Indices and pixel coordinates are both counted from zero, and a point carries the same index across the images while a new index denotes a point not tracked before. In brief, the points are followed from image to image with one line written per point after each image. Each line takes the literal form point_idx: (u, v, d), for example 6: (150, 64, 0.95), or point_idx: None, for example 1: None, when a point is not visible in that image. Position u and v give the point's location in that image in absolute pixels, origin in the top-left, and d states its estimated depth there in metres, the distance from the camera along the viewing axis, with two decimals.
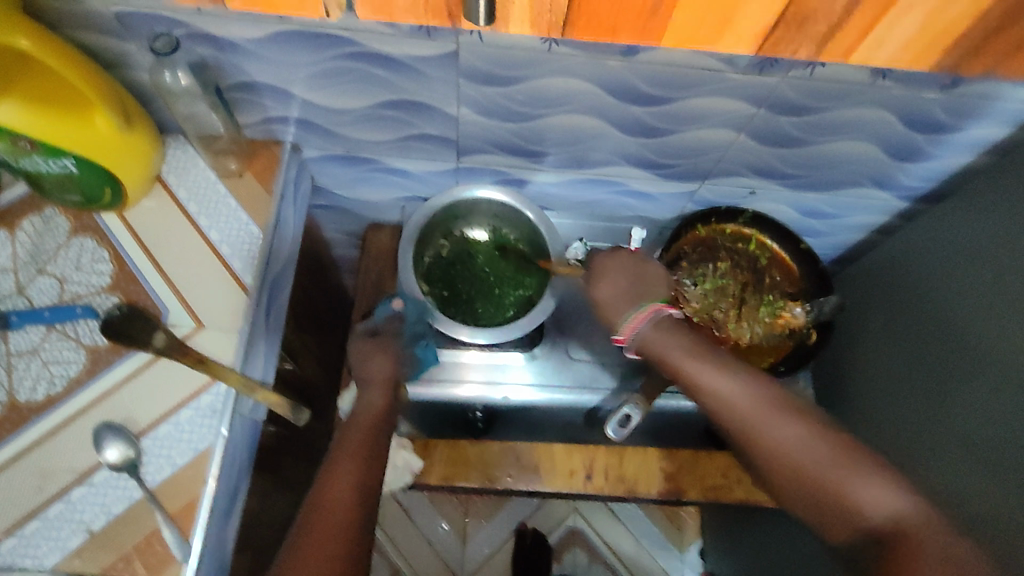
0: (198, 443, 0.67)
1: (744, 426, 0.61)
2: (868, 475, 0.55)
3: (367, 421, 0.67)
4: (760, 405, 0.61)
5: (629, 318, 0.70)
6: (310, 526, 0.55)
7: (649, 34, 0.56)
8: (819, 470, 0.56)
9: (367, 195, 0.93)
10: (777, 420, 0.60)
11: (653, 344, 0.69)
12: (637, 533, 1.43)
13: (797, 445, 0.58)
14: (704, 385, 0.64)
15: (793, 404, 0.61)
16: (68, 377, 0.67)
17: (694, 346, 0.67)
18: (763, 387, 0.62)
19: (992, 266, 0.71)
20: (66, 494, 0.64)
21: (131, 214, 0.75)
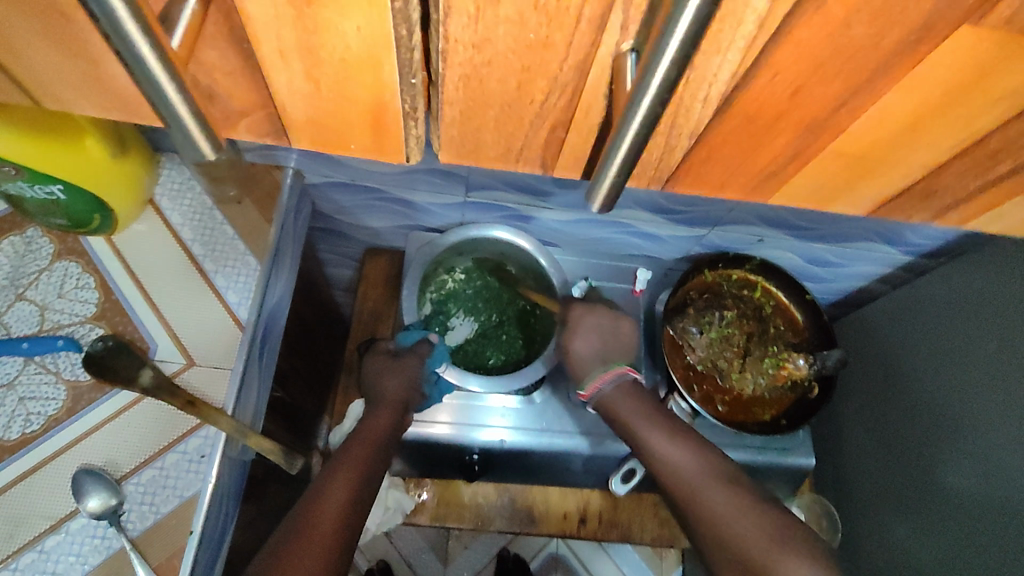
0: (184, 490, 0.63)
1: (686, 493, 0.62)
2: (791, 551, 0.55)
3: (370, 444, 0.66)
4: (705, 473, 0.62)
5: (595, 374, 0.71)
6: (290, 546, 0.53)
7: (762, 193, 0.49)
8: (746, 541, 0.57)
9: (366, 222, 0.89)
10: (717, 489, 0.61)
11: (616, 399, 0.70)
12: (619, 560, 1.42)
13: (727, 514, 0.59)
14: (653, 448, 0.66)
15: (733, 477, 0.62)
16: (46, 415, 0.64)
17: (649, 407, 0.69)
18: (707, 457, 0.64)
19: (1006, 335, 0.70)
20: (40, 542, 0.60)
21: (120, 238, 0.71)
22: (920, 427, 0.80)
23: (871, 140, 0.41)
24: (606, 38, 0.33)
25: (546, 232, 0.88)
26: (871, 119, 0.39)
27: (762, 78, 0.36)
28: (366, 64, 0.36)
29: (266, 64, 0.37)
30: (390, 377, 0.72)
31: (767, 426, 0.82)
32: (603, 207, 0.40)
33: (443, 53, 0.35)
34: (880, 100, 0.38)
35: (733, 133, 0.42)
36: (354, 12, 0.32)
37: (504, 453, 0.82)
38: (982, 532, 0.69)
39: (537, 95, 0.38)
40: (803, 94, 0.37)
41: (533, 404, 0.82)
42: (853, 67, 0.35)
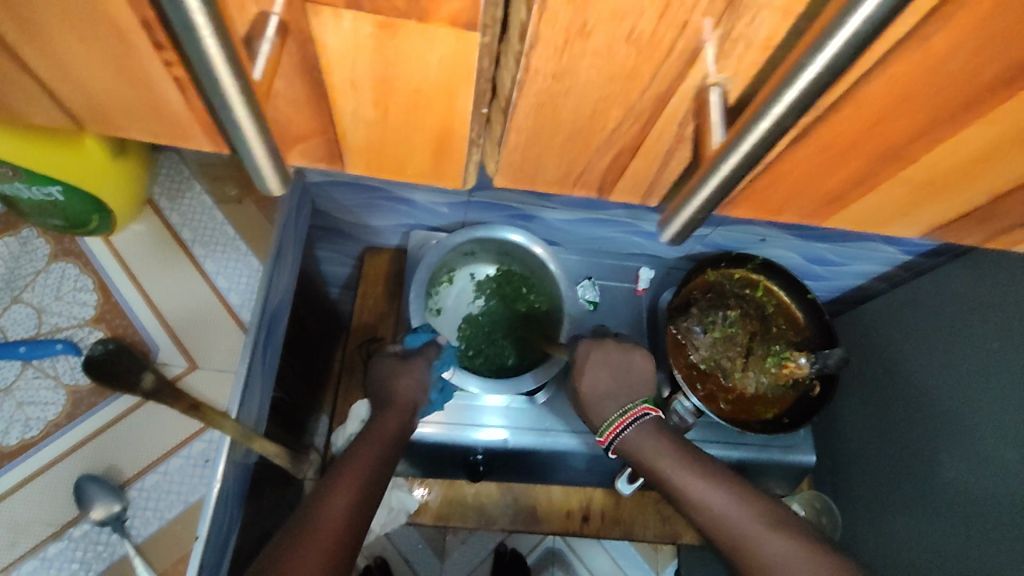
0: (188, 495, 0.62)
1: (740, 546, 0.57)
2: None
3: (377, 446, 0.65)
4: (754, 518, 0.57)
5: (613, 420, 0.67)
6: (297, 543, 0.53)
7: (827, 211, 0.49)
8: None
9: (367, 221, 0.87)
10: (768, 537, 0.56)
11: (644, 444, 0.65)
12: (615, 554, 1.42)
13: (788, 564, 0.54)
14: (694, 495, 0.60)
15: (784, 521, 0.57)
16: (45, 420, 0.63)
17: (677, 449, 0.64)
18: (754, 500, 0.59)
19: (1005, 337, 0.72)
20: (41, 550, 0.59)
21: (119, 239, 0.69)
22: (920, 424, 0.81)
23: (938, 170, 0.42)
24: (693, 71, 0.34)
25: (549, 231, 0.87)
26: (944, 151, 0.39)
27: (868, 87, 0.34)
28: (436, 95, 0.38)
29: (335, 92, 0.38)
30: (398, 379, 0.71)
31: (770, 424, 0.83)
32: (670, 240, 0.47)
33: (519, 83, 0.36)
34: (958, 136, 0.38)
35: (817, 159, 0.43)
36: (440, 45, 0.33)
37: (508, 452, 0.82)
38: (983, 529, 0.70)
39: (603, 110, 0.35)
40: (885, 128, 0.38)
41: (536, 404, 0.82)
42: (940, 89, 0.34)
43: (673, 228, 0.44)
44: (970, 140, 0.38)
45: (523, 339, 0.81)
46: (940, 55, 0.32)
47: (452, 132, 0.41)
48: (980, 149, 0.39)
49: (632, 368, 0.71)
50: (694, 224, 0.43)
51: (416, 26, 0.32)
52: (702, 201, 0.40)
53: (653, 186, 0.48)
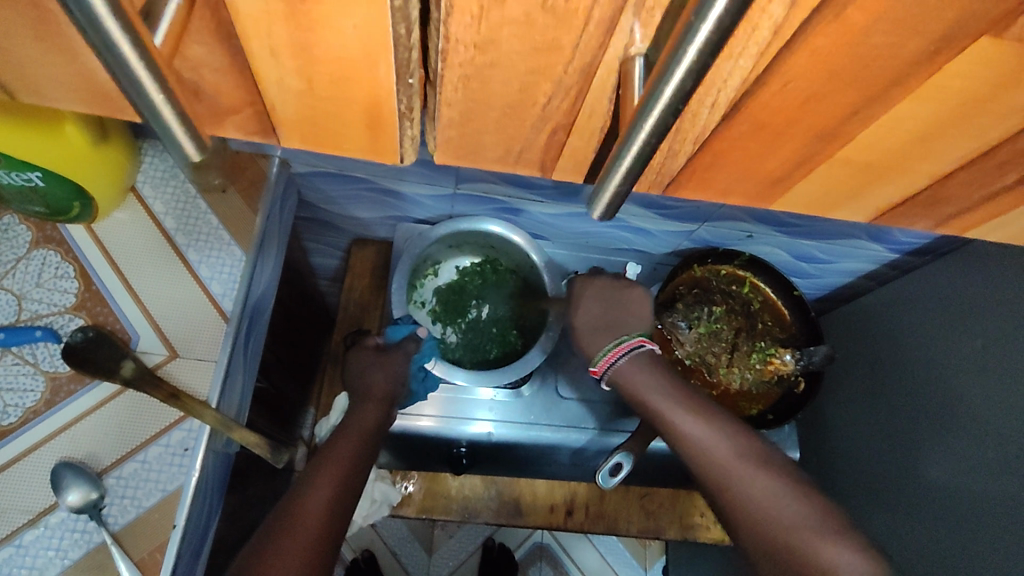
0: (166, 484, 0.62)
1: (717, 475, 0.57)
2: (837, 537, 0.51)
3: (357, 440, 0.64)
4: (737, 455, 0.58)
5: (609, 349, 0.67)
6: (275, 543, 0.52)
7: (768, 197, 0.44)
8: (785, 525, 0.53)
9: (354, 212, 0.87)
10: (747, 469, 0.57)
11: (635, 374, 0.65)
12: (603, 550, 1.42)
13: (763, 495, 0.55)
14: (678, 428, 0.61)
15: (767, 460, 0.58)
16: (24, 407, 0.63)
17: (668, 383, 0.64)
18: (740, 437, 0.59)
19: (987, 334, 0.72)
20: (17, 538, 0.59)
21: (101, 227, 0.69)
22: (904, 423, 0.81)
23: (880, 147, 0.37)
24: (614, 39, 0.29)
25: (536, 225, 0.87)
26: (883, 129, 0.35)
27: (790, 64, 0.30)
28: (361, 69, 0.32)
29: (254, 60, 0.32)
30: (377, 371, 0.72)
31: (754, 420, 0.83)
32: (603, 219, 0.35)
33: (442, 53, 0.31)
34: (895, 111, 0.33)
35: (741, 141, 0.37)
36: (354, 9, 0.28)
37: (491, 446, 0.82)
38: (963, 527, 0.70)
39: (541, 98, 0.34)
40: (815, 102, 0.33)
41: (521, 398, 0.81)
42: (860, 74, 0.30)
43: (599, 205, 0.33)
44: (908, 117, 0.34)
45: (500, 330, 0.82)
46: (860, 38, 0.28)
47: (384, 114, 0.37)
48: (912, 134, 0.35)
49: (626, 301, 0.72)
50: (621, 201, 0.33)
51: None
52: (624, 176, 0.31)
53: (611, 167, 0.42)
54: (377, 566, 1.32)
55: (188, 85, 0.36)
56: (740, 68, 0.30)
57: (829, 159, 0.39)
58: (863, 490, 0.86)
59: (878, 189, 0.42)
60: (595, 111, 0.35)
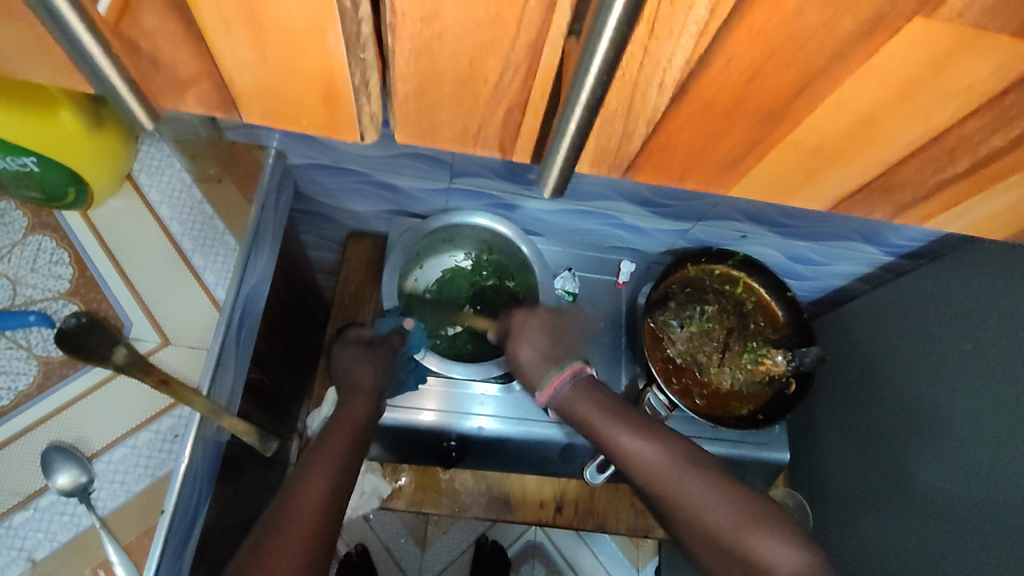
0: (156, 469, 0.62)
1: (659, 487, 0.56)
2: (770, 530, 0.52)
3: (349, 433, 0.65)
4: (675, 464, 0.56)
5: (553, 372, 0.65)
6: (271, 538, 0.53)
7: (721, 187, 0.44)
8: (727, 530, 0.52)
9: (350, 205, 0.87)
10: (686, 475, 0.56)
11: (574, 397, 0.63)
12: (596, 549, 1.42)
13: (703, 503, 0.54)
14: (624, 446, 0.59)
15: (703, 465, 0.57)
16: (16, 390, 0.63)
17: (604, 400, 0.62)
18: (673, 442, 0.58)
19: (976, 334, 0.72)
20: (7, 519, 0.60)
21: (96, 215, 0.70)
22: (894, 423, 0.81)
23: (826, 134, 0.38)
24: (557, 17, 0.30)
25: (530, 221, 0.88)
26: (830, 108, 0.35)
27: (731, 47, 0.31)
28: (313, 39, 0.33)
29: (206, 29, 0.33)
30: (366, 365, 0.72)
31: (744, 420, 0.83)
32: (552, 193, 0.45)
33: (391, 27, 0.32)
34: (839, 92, 0.34)
35: (689, 123, 0.37)
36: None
37: (481, 441, 0.83)
38: (950, 523, 0.70)
39: (509, 89, 0.36)
40: (758, 82, 0.34)
41: (513, 393, 0.82)
42: (800, 53, 0.32)
43: (548, 179, 0.41)
44: (851, 97, 0.34)
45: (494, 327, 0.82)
46: (797, 15, 0.30)
47: (341, 90, 0.37)
48: (861, 113, 0.36)
49: (562, 332, 0.71)
50: (566, 174, 0.41)
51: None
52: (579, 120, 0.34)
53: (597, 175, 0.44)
54: (370, 560, 1.32)
55: (167, 70, 0.37)
56: (682, 49, 0.31)
57: (778, 144, 0.39)
58: (853, 490, 0.87)
59: (818, 180, 0.43)
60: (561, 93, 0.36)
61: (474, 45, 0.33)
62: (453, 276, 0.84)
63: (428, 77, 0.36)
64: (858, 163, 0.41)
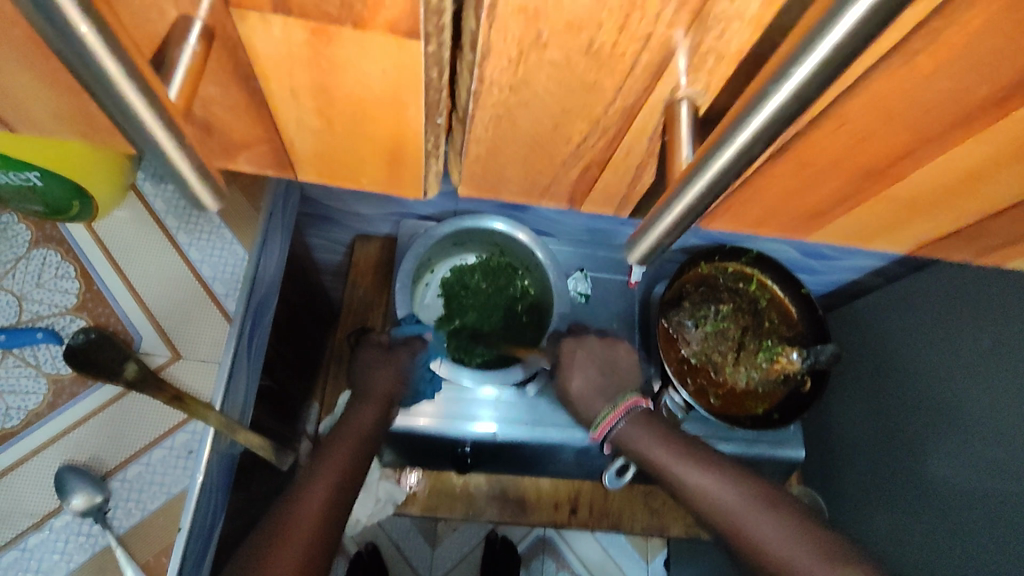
0: (172, 486, 0.61)
1: (728, 522, 0.60)
2: (851, 572, 0.54)
3: (355, 442, 0.63)
4: (744, 500, 0.60)
5: (603, 416, 0.70)
6: (270, 544, 0.53)
7: (804, 228, 0.46)
8: (799, 569, 0.55)
9: (357, 208, 0.85)
10: (754, 513, 0.59)
11: (633, 434, 0.68)
12: (605, 543, 1.42)
13: (772, 539, 0.57)
14: (688, 483, 0.63)
15: (776, 502, 0.60)
16: (26, 409, 0.62)
17: (667, 436, 0.66)
18: (740, 480, 0.62)
19: (991, 336, 0.72)
20: (22, 541, 0.59)
21: (101, 225, 0.68)
22: (908, 422, 0.81)
23: (927, 187, 0.37)
24: (661, 84, 0.30)
25: (540, 222, 0.86)
26: (934, 172, 0.35)
27: (850, 108, 0.31)
28: (375, 90, 0.32)
29: (274, 103, 0.34)
30: (380, 370, 0.71)
31: (759, 420, 0.82)
32: (639, 258, 0.39)
33: (475, 94, 0.32)
34: (952, 152, 0.33)
35: (785, 174, 0.38)
36: (377, 54, 0.28)
37: (496, 445, 0.82)
38: (964, 525, 0.70)
39: (574, 135, 0.35)
40: (866, 144, 0.34)
41: (526, 396, 0.81)
42: (917, 118, 0.31)
43: (642, 249, 0.37)
44: (963, 157, 0.33)
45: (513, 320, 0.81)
46: (923, 87, 0.29)
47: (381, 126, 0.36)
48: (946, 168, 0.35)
49: (618, 366, 0.77)
50: (660, 248, 0.37)
51: (352, 33, 0.27)
52: (676, 217, 0.32)
53: (631, 197, 0.44)
54: (380, 558, 1.32)
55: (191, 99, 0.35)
56: None
57: (876, 199, 0.40)
58: (865, 488, 0.87)
59: (909, 227, 0.43)
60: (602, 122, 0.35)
61: (560, 109, 0.33)
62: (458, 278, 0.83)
63: (497, 125, 0.35)
64: (949, 210, 0.40)
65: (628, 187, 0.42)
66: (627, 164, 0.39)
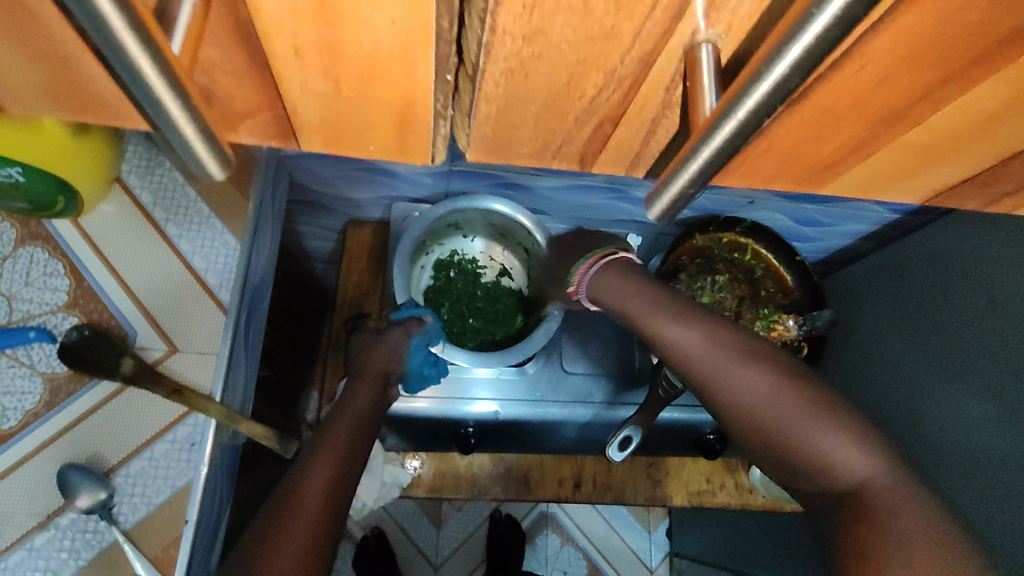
0: (176, 480, 0.61)
1: (704, 376, 0.52)
2: (838, 428, 0.47)
3: (354, 419, 0.63)
4: (721, 351, 0.52)
5: (589, 257, 0.64)
6: (273, 533, 0.52)
7: (815, 182, 0.46)
8: (780, 425, 0.49)
9: (349, 192, 0.84)
10: (735, 365, 0.51)
11: (604, 281, 0.62)
12: (608, 516, 1.44)
13: (751, 391, 0.50)
14: (662, 337, 0.55)
15: (758, 352, 0.51)
16: (23, 409, 0.61)
17: (644, 289, 0.58)
18: (719, 329, 0.53)
19: (985, 293, 0.73)
20: (28, 540, 0.59)
21: (87, 221, 0.67)
22: (902, 381, 0.82)
23: (943, 130, 0.37)
24: (681, 27, 0.29)
25: (535, 199, 0.84)
26: (953, 111, 0.35)
27: (873, 51, 0.30)
28: (390, 58, 0.32)
29: (275, 61, 0.33)
30: (374, 351, 0.69)
31: None
32: (658, 218, 0.37)
33: (487, 45, 0.31)
34: (972, 92, 0.33)
35: (799, 124, 0.37)
36: (389, 4, 0.27)
37: (499, 424, 0.82)
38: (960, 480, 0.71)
39: (589, 88, 0.35)
40: (887, 86, 0.33)
41: (526, 375, 0.81)
42: (944, 54, 0.30)
43: (660, 205, 0.35)
44: (983, 97, 0.33)
45: (498, 312, 0.82)
46: (949, 19, 0.28)
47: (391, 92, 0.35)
48: (962, 109, 0.35)
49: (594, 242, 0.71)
50: (682, 202, 0.35)
51: None
52: (699, 167, 0.31)
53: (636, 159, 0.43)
54: (386, 541, 1.33)
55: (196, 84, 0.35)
56: None
57: (891, 144, 0.39)
58: None
59: (928, 171, 0.43)
60: (609, 81, 0.34)
61: (575, 60, 0.32)
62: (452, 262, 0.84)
63: (504, 80, 0.34)
64: (965, 153, 0.40)
65: (640, 145, 0.42)
66: (641, 120, 0.38)
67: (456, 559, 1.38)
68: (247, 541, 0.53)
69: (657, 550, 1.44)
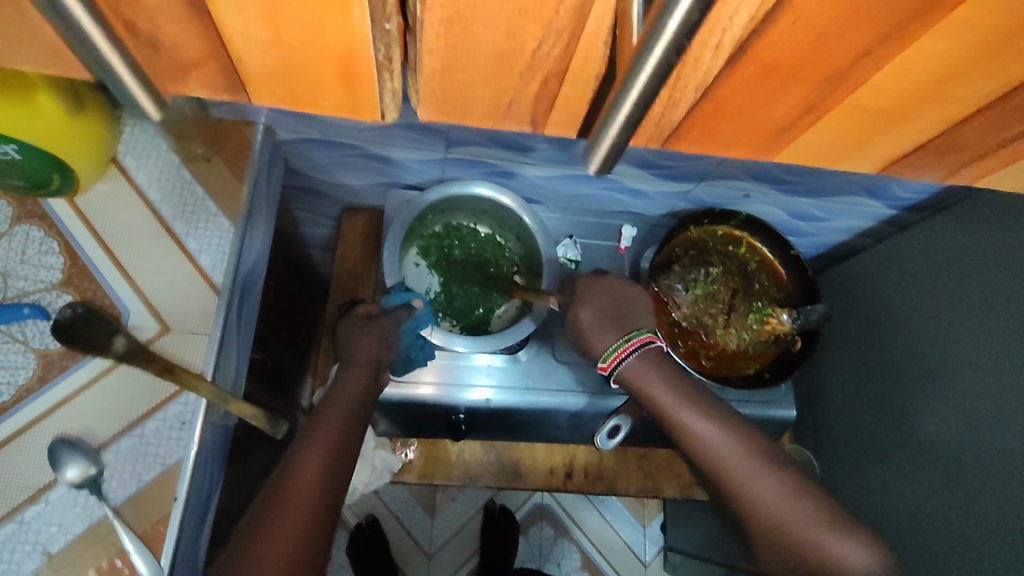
0: (166, 457, 0.62)
1: (725, 472, 0.59)
2: (845, 533, 0.54)
3: (347, 409, 0.63)
4: (742, 453, 0.60)
5: (616, 343, 0.67)
6: (269, 517, 0.52)
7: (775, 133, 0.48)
8: (798, 531, 0.55)
9: (345, 179, 0.84)
10: (759, 472, 0.59)
11: (641, 369, 0.66)
12: (603, 509, 1.45)
13: (776, 504, 0.57)
14: (693, 433, 0.62)
15: (774, 458, 0.59)
16: (16, 384, 0.62)
17: (668, 373, 0.65)
18: (743, 434, 0.61)
19: (978, 290, 0.72)
20: (19, 514, 0.59)
21: (84, 200, 0.67)
22: (895, 375, 0.82)
23: (875, 79, 0.39)
24: None
25: (529, 188, 0.85)
26: (883, 58, 0.36)
27: None
28: None
29: None
30: (364, 337, 0.70)
31: (751, 379, 0.84)
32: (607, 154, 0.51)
33: None
34: (893, 35, 0.35)
35: (745, 71, 0.39)
36: None
37: (491, 412, 0.83)
38: (954, 477, 0.71)
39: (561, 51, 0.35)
40: (813, 26, 0.35)
41: (518, 363, 0.82)
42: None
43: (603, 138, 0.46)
44: (906, 39, 0.35)
45: (472, 316, 0.82)
46: None
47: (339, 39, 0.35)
48: None
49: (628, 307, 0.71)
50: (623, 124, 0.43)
51: None
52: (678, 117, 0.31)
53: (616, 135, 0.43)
54: (380, 530, 1.34)
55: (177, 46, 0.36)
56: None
57: (832, 94, 0.40)
58: (855, 443, 0.88)
59: (879, 122, 0.44)
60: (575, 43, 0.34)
61: None
62: (480, 240, 0.84)
63: None
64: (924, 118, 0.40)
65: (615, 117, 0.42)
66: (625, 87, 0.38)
67: (451, 549, 1.38)
68: (242, 529, 0.53)
69: (651, 544, 1.44)
